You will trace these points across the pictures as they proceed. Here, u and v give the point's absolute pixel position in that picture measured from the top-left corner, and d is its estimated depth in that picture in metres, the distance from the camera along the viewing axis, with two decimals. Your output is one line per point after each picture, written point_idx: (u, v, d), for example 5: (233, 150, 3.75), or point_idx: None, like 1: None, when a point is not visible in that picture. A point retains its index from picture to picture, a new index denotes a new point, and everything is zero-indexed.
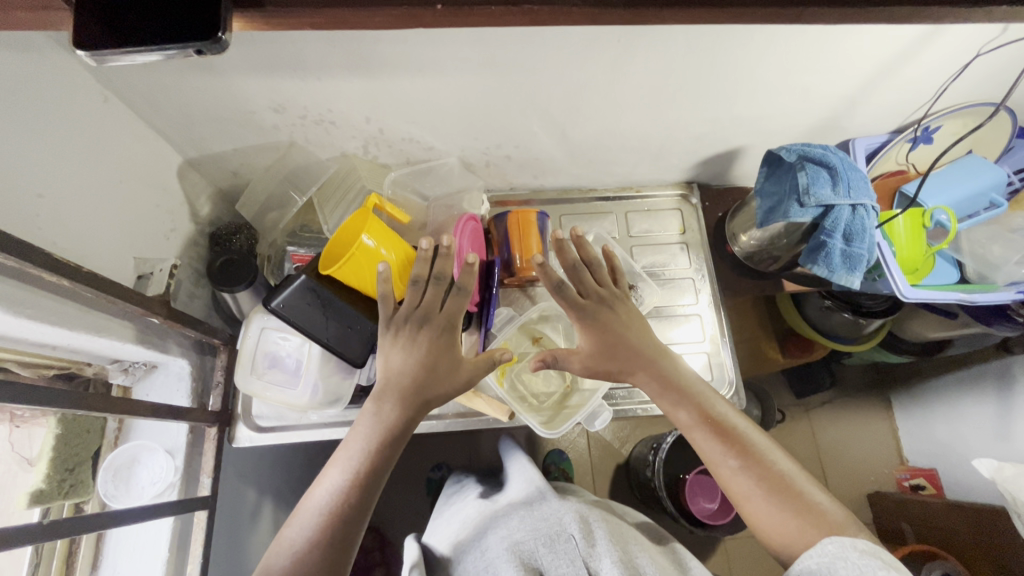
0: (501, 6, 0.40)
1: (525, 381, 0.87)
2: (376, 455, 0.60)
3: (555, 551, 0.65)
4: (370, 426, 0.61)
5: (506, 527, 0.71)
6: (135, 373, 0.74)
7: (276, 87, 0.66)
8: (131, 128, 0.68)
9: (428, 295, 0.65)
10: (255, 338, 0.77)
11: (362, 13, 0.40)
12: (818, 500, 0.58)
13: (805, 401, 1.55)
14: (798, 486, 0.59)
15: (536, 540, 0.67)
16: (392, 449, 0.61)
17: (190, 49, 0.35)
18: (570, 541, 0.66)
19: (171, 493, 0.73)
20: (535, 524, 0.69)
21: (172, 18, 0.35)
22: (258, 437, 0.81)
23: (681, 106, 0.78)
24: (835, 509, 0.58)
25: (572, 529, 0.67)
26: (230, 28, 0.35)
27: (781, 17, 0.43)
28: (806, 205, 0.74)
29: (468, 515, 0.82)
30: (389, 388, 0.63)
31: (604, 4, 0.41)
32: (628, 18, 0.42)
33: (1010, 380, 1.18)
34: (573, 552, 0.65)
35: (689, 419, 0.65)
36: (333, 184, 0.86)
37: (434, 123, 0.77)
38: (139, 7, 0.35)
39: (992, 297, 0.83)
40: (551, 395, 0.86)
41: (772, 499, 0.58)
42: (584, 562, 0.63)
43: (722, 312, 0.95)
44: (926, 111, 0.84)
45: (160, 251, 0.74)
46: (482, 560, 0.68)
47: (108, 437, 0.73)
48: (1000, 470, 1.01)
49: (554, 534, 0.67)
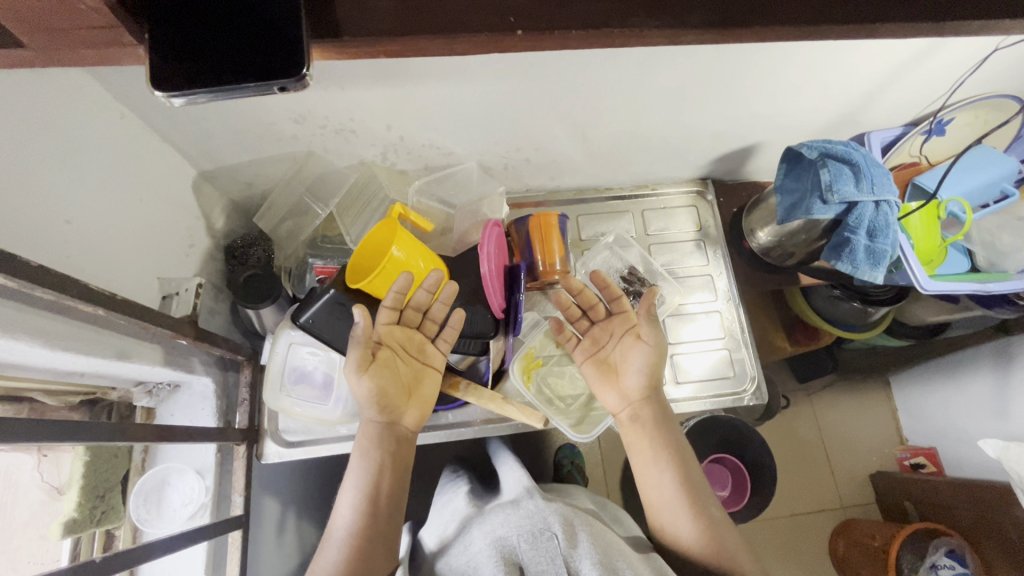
0: (580, 30, 0.39)
1: (552, 384, 0.88)
2: (370, 479, 0.64)
3: (536, 549, 0.63)
4: (365, 456, 0.65)
5: (489, 522, 0.68)
6: (159, 394, 0.74)
7: (299, 97, 0.65)
8: (148, 144, 0.66)
9: (409, 314, 0.71)
10: (283, 354, 0.73)
11: (437, 38, 0.38)
12: (730, 541, 0.67)
13: (809, 386, 1.59)
14: (716, 527, 0.67)
15: (519, 536, 0.64)
16: (385, 474, 0.65)
17: (276, 88, 0.36)
18: (551, 540, 0.63)
19: (204, 514, 0.72)
20: (517, 519, 0.67)
21: (260, 55, 0.35)
22: (287, 452, 0.80)
23: (702, 103, 0.78)
24: (741, 548, 0.67)
25: (555, 528, 0.64)
26: (312, 63, 0.36)
27: (852, 31, 0.41)
28: (829, 202, 0.75)
29: (459, 512, 0.80)
30: (378, 419, 0.67)
31: (685, 23, 0.40)
32: (707, 38, 0.41)
33: (1007, 358, 1.22)
34: (554, 551, 0.62)
35: (651, 442, 0.72)
36: (353, 195, 0.83)
37: (456, 127, 0.76)
38: (227, 41, 0.35)
39: (1004, 285, 0.85)
40: (578, 397, 0.87)
41: (698, 535, 0.67)
42: (564, 561, 0.61)
43: (739, 308, 0.96)
44: (944, 103, 0.84)
45: (181, 269, 0.72)
46: (464, 555, 0.66)
47: (135, 461, 0.71)
48: (1006, 449, 1.05)
49: (536, 531, 0.64)
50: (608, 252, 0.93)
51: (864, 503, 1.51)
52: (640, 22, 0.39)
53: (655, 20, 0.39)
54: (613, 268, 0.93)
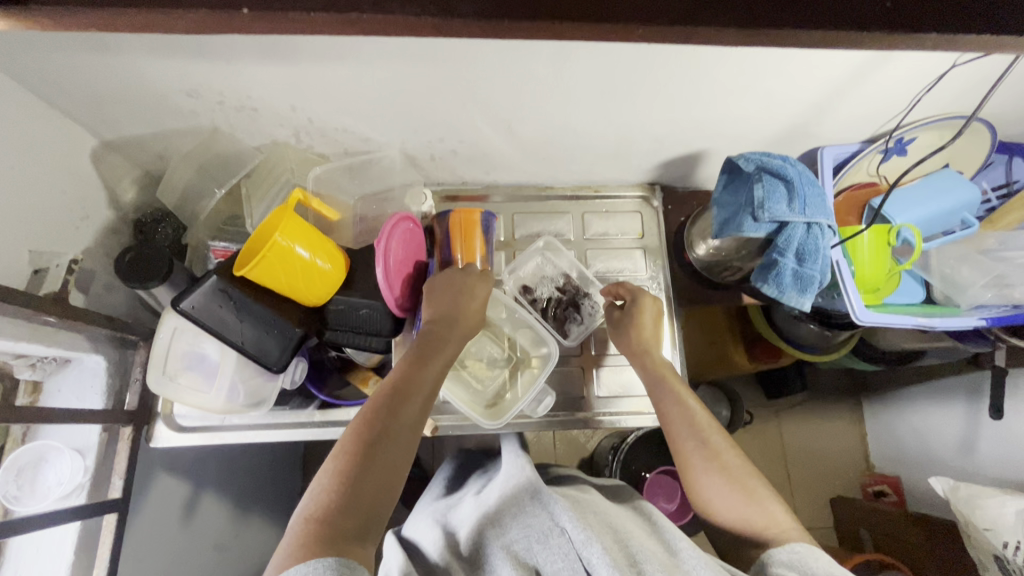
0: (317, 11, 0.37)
1: (471, 365, 0.85)
2: (366, 429, 0.60)
3: (549, 547, 0.60)
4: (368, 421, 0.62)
5: (498, 525, 0.65)
6: (45, 368, 0.70)
7: (183, 70, 0.61)
8: (23, 106, 0.62)
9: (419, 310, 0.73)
10: (167, 338, 0.71)
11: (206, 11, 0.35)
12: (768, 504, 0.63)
13: (775, 404, 1.55)
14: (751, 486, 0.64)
15: (530, 537, 0.62)
16: (388, 430, 0.60)
17: None
18: (562, 535, 0.60)
19: (79, 494, 0.70)
20: (526, 519, 0.64)
21: None
22: (178, 437, 0.79)
23: (634, 104, 0.73)
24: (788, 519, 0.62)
25: (563, 522, 0.60)
26: None
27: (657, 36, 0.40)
28: (760, 221, 0.70)
29: (459, 505, 0.75)
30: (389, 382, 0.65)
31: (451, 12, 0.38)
32: (479, 30, 0.39)
33: (979, 395, 1.15)
34: (567, 547, 0.59)
35: (676, 421, 0.69)
36: (261, 174, 0.79)
37: (368, 113, 0.72)
38: None
39: (952, 323, 0.79)
40: (496, 379, 0.85)
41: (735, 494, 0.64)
42: (579, 555, 0.57)
43: (676, 322, 0.92)
44: (899, 122, 0.78)
45: (69, 241, 0.69)
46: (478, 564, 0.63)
47: (13, 435, 0.67)
48: (955, 489, 0.98)
49: (546, 528, 0.62)
50: (540, 258, 0.89)
51: (821, 527, 1.47)
52: (395, 8, 0.38)
53: (412, 7, 0.38)
54: (546, 275, 0.89)
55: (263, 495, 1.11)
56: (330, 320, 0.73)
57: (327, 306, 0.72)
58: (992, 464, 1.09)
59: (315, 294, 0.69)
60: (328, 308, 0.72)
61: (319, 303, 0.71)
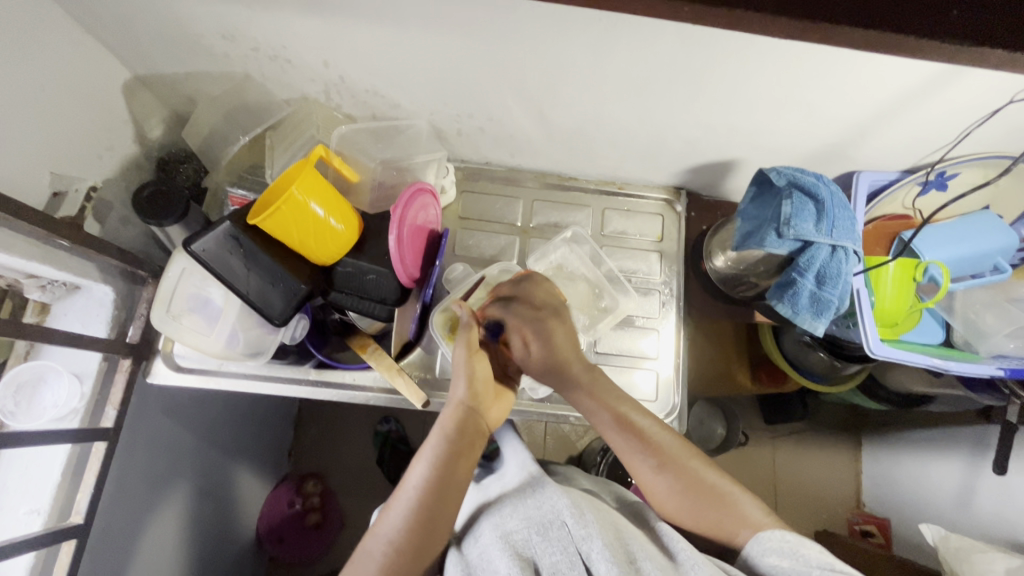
0: None
1: None
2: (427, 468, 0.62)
3: (547, 539, 0.59)
4: (426, 456, 0.63)
5: (500, 513, 0.64)
6: (54, 291, 0.71)
7: (221, 12, 0.61)
8: (61, 29, 0.62)
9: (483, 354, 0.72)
10: (176, 277, 0.72)
11: None
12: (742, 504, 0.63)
13: (773, 429, 1.52)
14: (714, 487, 0.64)
15: (529, 528, 0.60)
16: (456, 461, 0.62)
17: None
18: (563, 528, 0.59)
19: (74, 418, 0.70)
20: (526, 510, 0.62)
21: None
22: (175, 377, 0.81)
23: (669, 103, 0.71)
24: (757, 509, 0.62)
25: (563, 514, 0.59)
26: None
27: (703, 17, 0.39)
28: (783, 237, 0.68)
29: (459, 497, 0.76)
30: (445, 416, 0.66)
31: None
32: None
33: (985, 448, 1.12)
34: (567, 540, 0.58)
35: (625, 443, 0.67)
36: (286, 127, 0.78)
37: (399, 78, 0.71)
38: None
39: (966, 368, 0.76)
40: None
41: (688, 497, 0.64)
42: (578, 548, 0.57)
43: (683, 330, 0.90)
44: (943, 155, 0.75)
45: (90, 169, 0.70)
46: (476, 547, 0.62)
47: (17, 351, 0.69)
48: (946, 538, 0.96)
49: (546, 521, 0.60)
50: (565, 249, 0.87)
51: None
52: None
53: None
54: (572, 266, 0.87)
55: (252, 446, 1.12)
56: (337, 281, 0.73)
57: (336, 267, 0.72)
58: (990, 519, 1.06)
59: (326, 253, 0.69)
60: (336, 269, 0.72)
61: (329, 262, 0.71)
